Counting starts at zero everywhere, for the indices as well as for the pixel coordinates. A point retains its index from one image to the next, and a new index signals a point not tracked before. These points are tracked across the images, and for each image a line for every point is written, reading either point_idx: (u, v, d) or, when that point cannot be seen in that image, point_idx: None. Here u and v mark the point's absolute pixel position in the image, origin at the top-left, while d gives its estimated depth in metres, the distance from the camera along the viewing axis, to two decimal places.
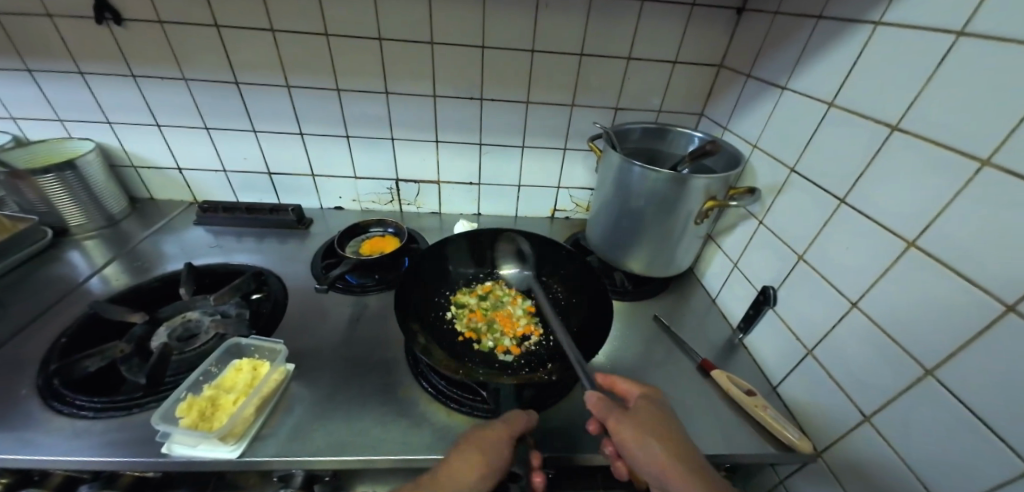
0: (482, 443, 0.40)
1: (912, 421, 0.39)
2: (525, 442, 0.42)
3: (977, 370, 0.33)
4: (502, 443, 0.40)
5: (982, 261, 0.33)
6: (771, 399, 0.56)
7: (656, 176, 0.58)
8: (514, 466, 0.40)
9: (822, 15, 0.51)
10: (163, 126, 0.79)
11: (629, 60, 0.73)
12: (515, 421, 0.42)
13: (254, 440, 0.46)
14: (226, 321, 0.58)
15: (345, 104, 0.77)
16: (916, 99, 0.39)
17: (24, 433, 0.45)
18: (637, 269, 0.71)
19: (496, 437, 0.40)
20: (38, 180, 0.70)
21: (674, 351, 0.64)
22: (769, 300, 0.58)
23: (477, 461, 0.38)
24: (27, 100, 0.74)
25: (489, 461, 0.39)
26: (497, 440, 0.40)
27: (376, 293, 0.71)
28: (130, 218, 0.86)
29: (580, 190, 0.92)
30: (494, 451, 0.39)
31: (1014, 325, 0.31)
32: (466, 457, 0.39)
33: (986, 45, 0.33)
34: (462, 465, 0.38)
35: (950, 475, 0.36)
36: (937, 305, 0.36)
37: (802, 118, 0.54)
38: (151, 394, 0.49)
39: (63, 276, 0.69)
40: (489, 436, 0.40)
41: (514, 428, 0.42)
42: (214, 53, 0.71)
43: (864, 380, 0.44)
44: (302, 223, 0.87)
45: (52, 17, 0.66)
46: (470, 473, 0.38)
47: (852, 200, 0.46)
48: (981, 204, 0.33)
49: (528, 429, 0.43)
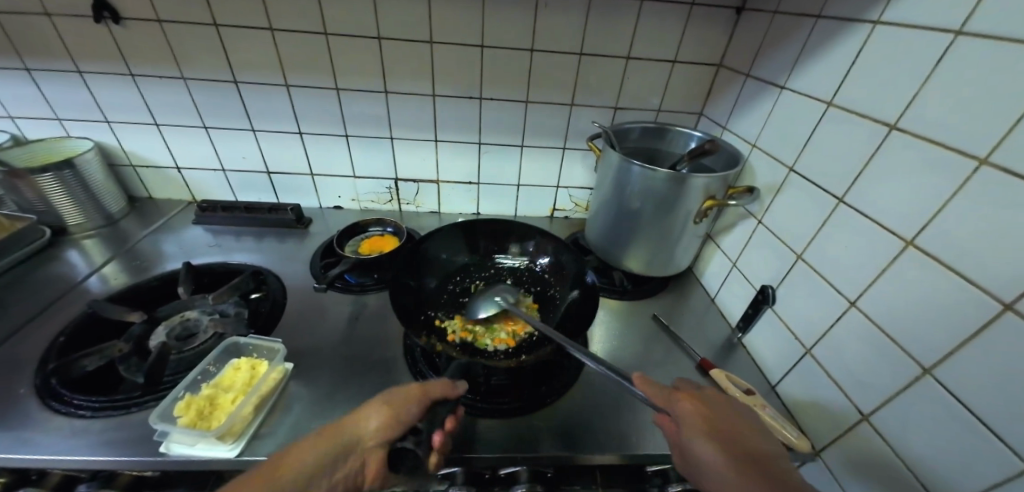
0: (395, 398, 0.40)
1: (910, 419, 0.39)
2: (449, 408, 0.42)
3: (974, 369, 0.33)
4: (416, 399, 0.40)
5: (980, 259, 0.33)
6: (770, 398, 0.56)
7: (655, 175, 0.58)
8: (419, 423, 0.39)
9: (821, 14, 0.51)
10: (162, 125, 0.79)
11: (628, 60, 0.73)
12: (437, 385, 0.42)
13: (253, 439, 0.46)
14: (224, 320, 0.58)
15: (344, 104, 0.77)
16: (914, 98, 0.39)
17: (22, 432, 0.45)
18: (637, 269, 0.71)
19: (411, 393, 0.41)
20: (36, 179, 0.70)
21: (673, 350, 0.64)
22: (769, 299, 0.58)
23: (383, 410, 0.39)
24: (26, 99, 0.74)
25: (395, 411, 0.39)
26: (411, 395, 0.40)
27: (375, 292, 0.71)
28: (128, 217, 0.85)
29: (579, 189, 0.92)
30: (404, 405, 0.40)
31: (1012, 323, 0.31)
32: (374, 408, 0.39)
33: (984, 44, 0.33)
34: (369, 415, 0.39)
35: (949, 475, 0.36)
36: (935, 304, 0.37)
37: (801, 117, 0.54)
38: (149, 393, 0.49)
39: (61, 276, 0.69)
40: (405, 393, 0.41)
41: (435, 390, 0.42)
42: (213, 53, 0.70)
43: (863, 379, 0.44)
44: (301, 222, 0.87)
45: (50, 16, 0.66)
46: (372, 420, 0.38)
47: (851, 199, 0.46)
48: (979, 203, 0.33)
49: (451, 397, 0.43)
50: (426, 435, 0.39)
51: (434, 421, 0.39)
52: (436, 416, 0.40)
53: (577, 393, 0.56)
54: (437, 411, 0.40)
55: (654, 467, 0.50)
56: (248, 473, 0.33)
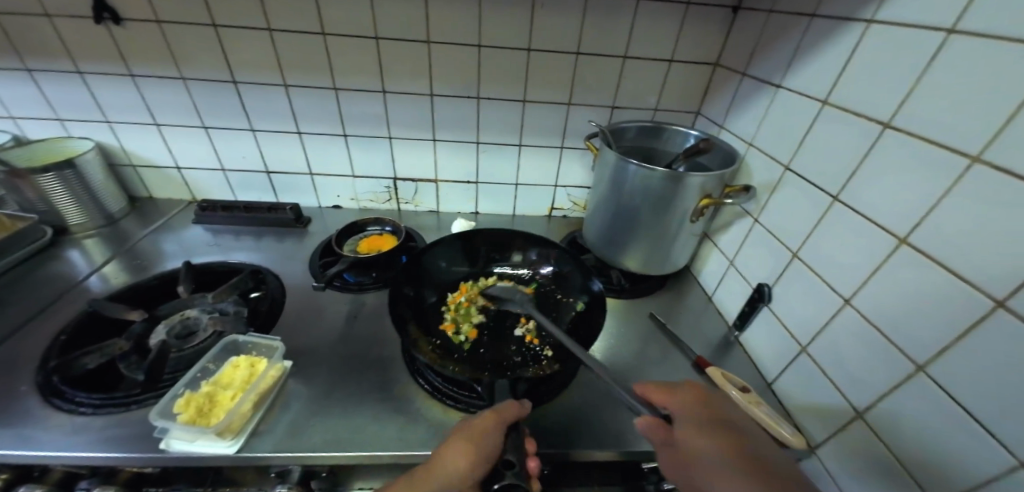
0: (475, 431, 0.39)
1: (903, 415, 0.39)
2: (522, 432, 0.42)
3: (966, 366, 0.34)
4: (494, 428, 0.40)
5: (973, 257, 0.33)
6: (766, 395, 0.57)
7: (651, 174, 0.58)
8: (508, 454, 0.39)
9: (816, 14, 0.51)
10: (161, 125, 0.79)
11: (625, 59, 0.74)
12: (507, 409, 0.42)
13: (252, 435, 0.47)
14: (223, 318, 0.58)
15: (342, 103, 0.77)
16: (907, 97, 0.39)
17: (24, 429, 0.45)
18: (634, 267, 0.72)
19: (486, 423, 0.40)
20: (37, 179, 0.71)
21: (670, 348, 0.65)
22: (765, 297, 0.59)
23: (466, 449, 0.38)
24: (26, 99, 0.75)
25: (483, 450, 0.38)
26: (489, 429, 0.40)
27: (374, 291, 0.71)
28: (129, 216, 0.86)
29: (577, 188, 0.92)
30: (485, 439, 0.39)
31: (1003, 320, 0.31)
32: (456, 447, 0.38)
33: (975, 42, 0.33)
34: (455, 455, 0.38)
35: (941, 470, 0.36)
36: (928, 302, 0.37)
37: (796, 117, 0.54)
38: (150, 390, 0.49)
39: (62, 275, 0.70)
40: (479, 424, 0.40)
41: (506, 416, 0.41)
42: (212, 53, 0.71)
43: (857, 376, 0.44)
44: (300, 221, 0.87)
45: (50, 16, 0.66)
46: (460, 461, 0.37)
47: (846, 197, 0.46)
48: (971, 201, 0.34)
49: (521, 417, 0.43)
50: (519, 464, 0.39)
51: (518, 449, 0.40)
52: (517, 443, 0.40)
53: (576, 390, 0.57)
54: (515, 437, 0.41)
55: (650, 464, 0.51)
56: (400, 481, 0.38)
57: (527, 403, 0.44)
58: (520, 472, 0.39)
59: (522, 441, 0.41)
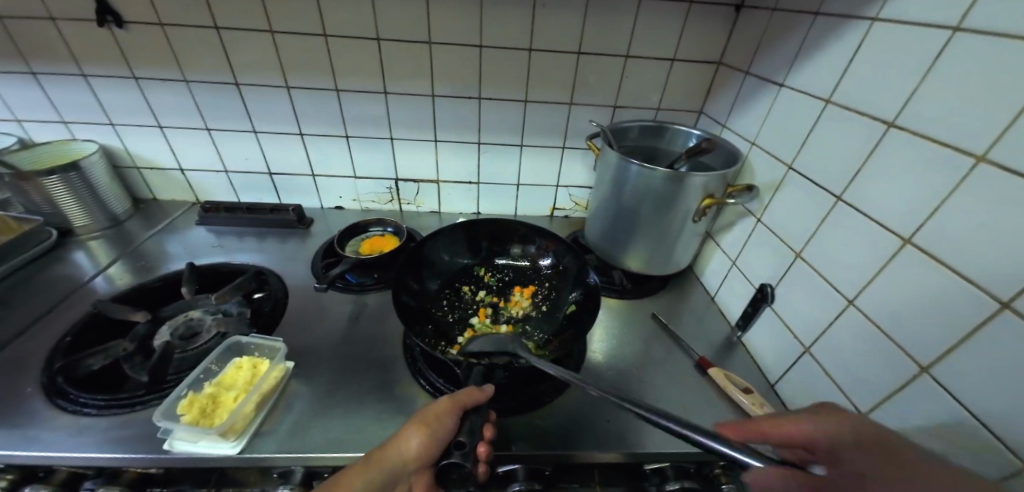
0: (429, 415, 0.40)
1: (906, 418, 0.39)
2: (483, 415, 0.42)
3: (972, 366, 0.33)
4: (450, 413, 0.40)
5: (978, 257, 0.33)
6: (768, 397, 0.56)
7: (653, 174, 0.58)
8: (461, 436, 0.39)
9: (819, 11, 0.51)
10: (165, 127, 0.80)
11: (626, 59, 0.73)
12: (468, 393, 0.42)
13: (254, 436, 0.47)
14: (226, 319, 0.59)
15: (344, 104, 0.77)
16: (912, 96, 0.39)
17: (29, 430, 0.46)
18: (635, 267, 0.71)
19: (444, 409, 0.40)
20: (43, 181, 0.71)
21: (673, 350, 0.64)
22: (768, 297, 0.58)
23: (421, 432, 0.39)
24: (32, 102, 0.76)
25: (436, 432, 0.39)
26: (444, 412, 0.40)
27: (375, 291, 0.71)
28: (133, 218, 0.86)
29: (579, 188, 0.92)
30: (440, 422, 0.39)
31: (1009, 322, 0.31)
32: (412, 430, 0.39)
33: (981, 40, 0.33)
34: (409, 438, 0.38)
35: None
36: (935, 304, 0.36)
37: (800, 116, 0.54)
38: (152, 391, 0.50)
39: (68, 276, 0.70)
40: (436, 409, 0.40)
41: (465, 400, 0.41)
42: (214, 56, 0.71)
43: (862, 377, 0.44)
44: (302, 222, 0.88)
45: (54, 20, 0.67)
46: (413, 444, 0.38)
47: (849, 196, 0.46)
48: (978, 201, 0.33)
49: (483, 403, 0.42)
50: (470, 445, 0.38)
51: (474, 431, 0.39)
52: (474, 426, 0.40)
53: (578, 391, 0.57)
54: (472, 421, 0.40)
55: (652, 465, 0.50)
56: (353, 464, 0.38)
57: (491, 387, 0.44)
58: (468, 454, 0.38)
59: (480, 426, 0.40)
